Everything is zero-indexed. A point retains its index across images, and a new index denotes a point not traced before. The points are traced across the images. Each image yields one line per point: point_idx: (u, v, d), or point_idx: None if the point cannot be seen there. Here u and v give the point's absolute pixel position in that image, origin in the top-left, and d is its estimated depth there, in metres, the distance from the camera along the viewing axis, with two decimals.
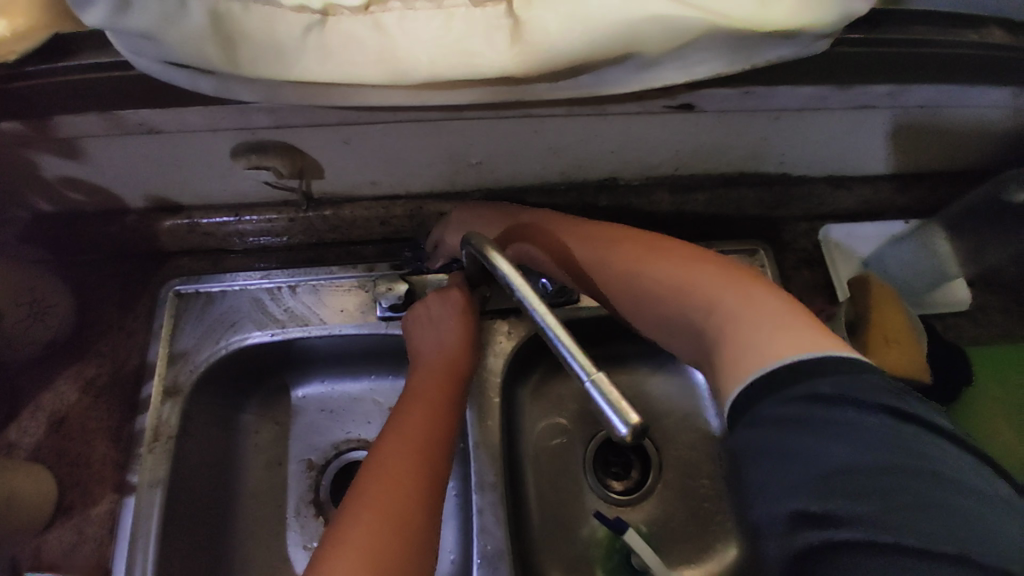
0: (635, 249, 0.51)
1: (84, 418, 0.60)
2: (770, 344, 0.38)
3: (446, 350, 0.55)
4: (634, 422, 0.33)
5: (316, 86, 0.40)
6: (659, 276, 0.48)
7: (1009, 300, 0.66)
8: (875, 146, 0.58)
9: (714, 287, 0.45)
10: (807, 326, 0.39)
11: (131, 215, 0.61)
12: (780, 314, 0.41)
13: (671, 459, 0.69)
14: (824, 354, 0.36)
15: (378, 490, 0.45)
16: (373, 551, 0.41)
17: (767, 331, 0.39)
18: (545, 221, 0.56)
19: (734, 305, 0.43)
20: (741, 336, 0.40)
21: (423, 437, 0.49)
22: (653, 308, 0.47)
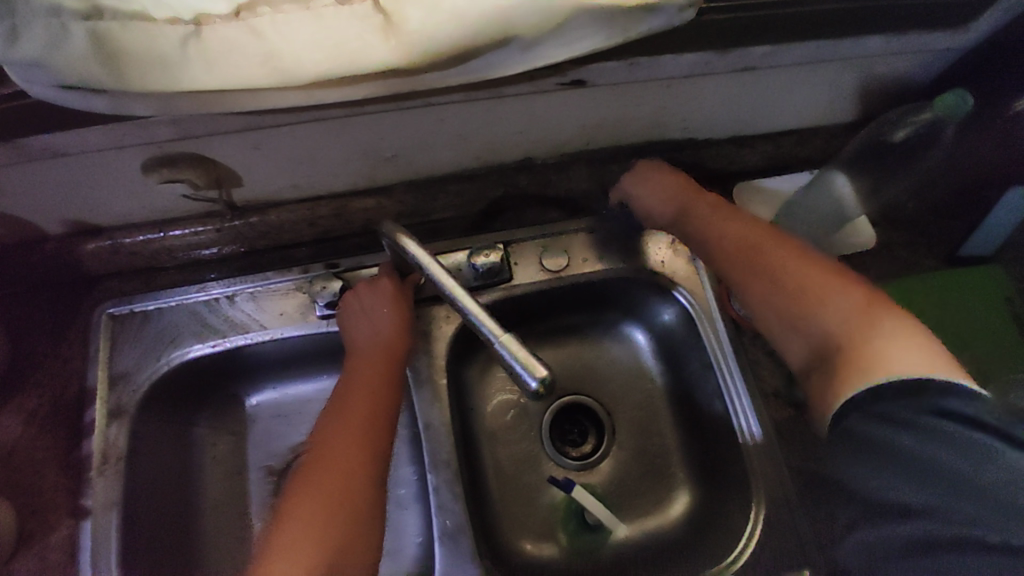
0: (768, 249, 0.58)
1: (31, 451, 0.60)
2: (895, 360, 0.48)
3: (381, 333, 0.57)
4: (541, 375, 0.38)
5: (209, 96, 0.41)
6: (794, 276, 0.55)
7: (912, 235, 0.71)
8: (767, 105, 0.62)
9: (848, 303, 0.53)
10: (931, 355, 0.48)
11: (52, 242, 0.61)
12: (897, 334, 0.50)
13: (623, 421, 0.72)
14: (931, 375, 0.46)
15: (322, 476, 0.48)
16: (320, 533, 0.46)
17: (916, 354, 0.48)
18: (705, 212, 0.61)
19: (860, 325, 0.51)
20: (858, 350, 0.50)
21: (363, 421, 0.52)
22: (793, 306, 0.55)
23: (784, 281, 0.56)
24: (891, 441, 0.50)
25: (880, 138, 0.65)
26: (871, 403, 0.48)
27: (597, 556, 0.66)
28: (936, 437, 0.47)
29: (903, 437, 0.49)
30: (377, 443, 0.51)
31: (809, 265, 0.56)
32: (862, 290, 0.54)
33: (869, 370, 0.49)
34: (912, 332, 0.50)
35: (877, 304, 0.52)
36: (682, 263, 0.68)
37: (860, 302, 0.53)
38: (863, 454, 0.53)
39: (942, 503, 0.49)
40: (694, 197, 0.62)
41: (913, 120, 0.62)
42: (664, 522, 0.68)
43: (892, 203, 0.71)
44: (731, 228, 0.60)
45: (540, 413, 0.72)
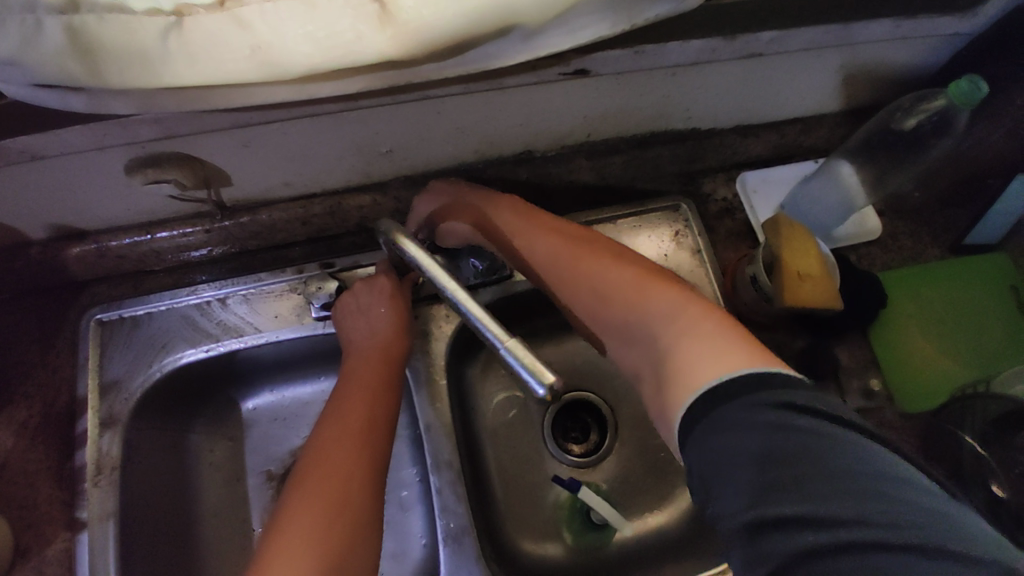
0: (585, 259, 0.52)
1: (23, 463, 0.58)
2: (692, 366, 0.40)
3: (379, 333, 0.56)
4: (550, 381, 0.36)
5: (195, 91, 0.39)
6: (608, 289, 0.50)
7: (916, 224, 0.70)
8: (775, 91, 0.60)
9: (656, 306, 0.46)
10: (729, 345, 0.40)
11: (35, 247, 0.58)
12: (701, 339, 0.42)
13: (626, 417, 0.71)
14: (725, 375, 0.38)
15: (322, 477, 0.46)
16: (320, 535, 0.43)
17: (710, 349, 0.40)
18: (511, 221, 0.56)
19: (670, 330, 0.44)
20: (670, 359, 0.43)
21: (363, 422, 0.50)
22: (611, 314, 0.49)
23: (599, 292, 0.50)
24: (771, 449, 0.34)
25: (892, 125, 0.62)
26: (705, 438, 0.37)
27: (600, 555, 0.65)
28: (834, 440, 0.34)
29: (798, 447, 0.34)
30: (378, 444, 0.49)
31: (616, 277, 0.50)
32: (671, 292, 0.47)
33: (678, 382, 0.41)
34: (716, 326, 0.42)
35: (688, 305, 0.45)
36: (686, 255, 0.65)
37: (670, 306, 0.46)
38: (769, 476, 0.35)
39: (840, 511, 0.33)
40: (492, 203, 0.57)
41: (924, 108, 0.59)
42: (668, 517, 0.67)
43: (898, 192, 0.70)
44: (545, 232, 0.55)
45: (540, 411, 0.71)
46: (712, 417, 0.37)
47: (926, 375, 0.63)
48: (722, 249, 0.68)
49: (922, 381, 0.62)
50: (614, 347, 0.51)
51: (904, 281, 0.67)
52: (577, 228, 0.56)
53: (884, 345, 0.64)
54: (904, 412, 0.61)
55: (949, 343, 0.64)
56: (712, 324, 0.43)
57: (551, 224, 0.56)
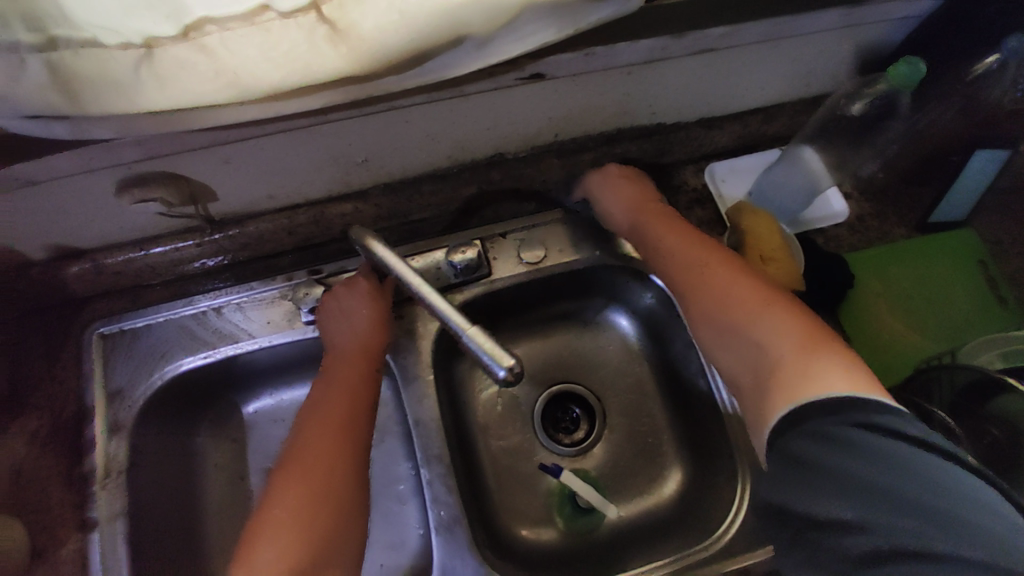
0: (704, 272, 0.56)
1: (35, 470, 0.61)
2: (814, 381, 0.44)
3: (358, 333, 0.59)
4: (510, 364, 0.42)
5: (173, 115, 0.42)
6: (729, 298, 0.54)
7: (883, 205, 0.72)
8: (733, 85, 0.62)
9: (780, 326, 0.50)
10: (843, 372, 0.44)
11: (37, 267, 0.62)
12: (823, 361, 0.45)
13: (613, 405, 0.74)
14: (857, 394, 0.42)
15: (306, 470, 0.50)
16: (306, 520, 0.47)
17: (828, 369, 0.44)
18: (655, 222, 0.62)
19: (790, 348, 0.48)
20: (788, 372, 0.47)
21: (344, 417, 0.54)
22: (727, 318, 0.53)
23: (721, 296, 0.54)
24: (801, 457, 0.42)
25: (837, 112, 0.65)
26: (799, 442, 0.43)
27: (590, 538, 0.68)
28: (855, 447, 0.40)
29: (823, 455, 0.41)
30: (358, 438, 0.53)
31: (737, 291, 0.54)
32: (794, 315, 0.50)
33: (794, 389, 0.45)
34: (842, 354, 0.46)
35: (808, 330, 0.49)
36: None
37: (793, 329, 0.49)
38: (801, 476, 0.42)
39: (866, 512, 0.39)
40: (647, 206, 0.63)
41: (869, 92, 0.62)
42: (656, 501, 0.69)
43: (863, 174, 0.72)
44: (676, 238, 0.60)
45: (529, 403, 0.73)
46: (826, 416, 0.42)
47: (895, 349, 0.65)
48: None
49: (892, 354, 0.65)
50: (712, 347, 0.55)
51: (873, 261, 0.69)
52: (699, 237, 0.59)
53: (853, 325, 0.66)
54: None
55: (918, 317, 0.67)
56: (834, 351, 0.46)
57: (680, 231, 0.60)
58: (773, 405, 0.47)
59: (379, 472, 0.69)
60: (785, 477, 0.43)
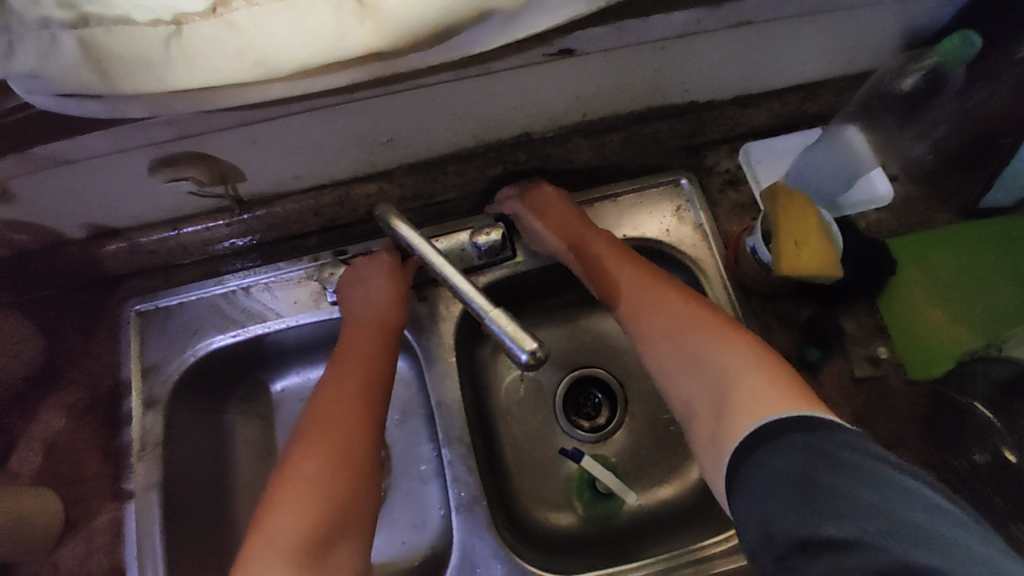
0: (661, 299, 0.55)
1: (74, 440, 0.63)
2: (761, 404, 0.42)
3: (377, 304, 0.60)
4: (532, 347, 0.41)
5: (201, 92, 0.42)
6: (678, 328, 0.52)
7: (930, 188, 0.68)
8: (772, 61, 0.59)
9: (730, 352, 0.48)
10: (781, 394, 0.42)
11: (75, 245, 0.64)
12: (771, 381, 0.44)
13: (637, 391, 0.73)
14: (807, 416, 0.40)
15: (326, 436, 0.51)
16: (323, 485, 0.48)
17: (763, 392, 0.43)
18: (597, 249, 0.61)
19: (737, 372, 0.46)
20: (736, 397, 0.45)
21: (360, 386, 0.55)
22: (672, 351, 0.52)
23: (665, 327, 0.53)
24: (788, 472, 0.37)
25: (882, 88, 0.61)
26: (786, 442, 0.39)
27: (611, 524, 0.67)
28: (848, 465, 0.35)
29: (844, 450, 0.36)
30: (376, 407, 0.54)
31: (688, 320, 0.52)
32: (747, 342, 0.48)
33: (743, 413, 0.43)
34: (774, 375, 0.44)
35: (754, 352, 0.47)
36: (688, 230, 0.66)
37: (743, 355, 0.47)
38: (795, 485, 0.36)
39: (865, 528, 0.33)
40: (585, 230, 0.62)
41: (916, 67, 0.58)
42: (679, 489, 0.68)
43: (910, 156, 0.68)
44: (620, 265, 0.59)
45: (552, 387, 0.73)
46: (778, 442, 0.39)
47: (938, 341, 0.62)
48: (725, 222, 0.68)
49: (928, 346, 0.61)
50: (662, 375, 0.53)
51: (916, 247, 0.65)
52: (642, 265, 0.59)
53: (893, 315, 0.63)
54: (911, 378, 0.61)
55: (961, 308, 0.63)
56: (784, 376, 0.44)
57: (623, 258, 0.60)
58: (723, 432, 0.44)
59: (402, 452, 0.70)
60: (773, 491, 0.37)
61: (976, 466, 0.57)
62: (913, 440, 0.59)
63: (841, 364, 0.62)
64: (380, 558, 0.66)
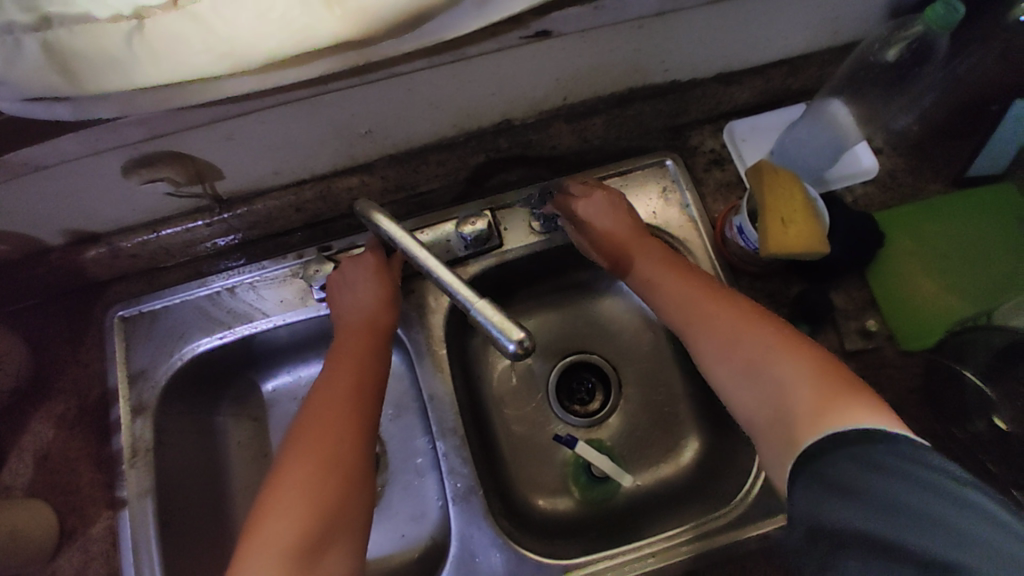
0: (704, 306, 0.54)
1: (65, 451, 0.63)
2: (832, 414, 0.42)
3: (365, 304, 0.59)
4: (518, 337, 0.41)
5: (168, 89, 0.41)
6: (726, 333, 0.51)
7: (916, 159, 0.68)
8: (752, 36, 0.58)
9: (791, 360, 0.47)
10: (860, 406, 0.41)
11: (54, 253, 0.63)
12: (843, 395, 0.43)
13: (630, 375, 0.73)
14: (878, 426, 0.39)
15: (314, 437, 0.50)
16: (312, 487, 0.48)
17: (839, 403, 0.42)
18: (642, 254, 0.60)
19: (804, 385, 0.45)
20: (804, 406, 0.44)
21: (349, 386, 0.54)
22: (731, 358, 0.50)
23: (721, 334, 0.51)
24: (833, 479, 0.38)
25: (869, 58, 0.59)
26: (837, 453, 0.39)
27: (609, 506, 0.68)
28: (893, 472, 0.36)
29: (889, 458, 0.37)
30: (366, 405, 0.54)
31: (736, 325, 0.51)
32: (805, 350, 0.48)
33: (817, 423, 0.42)
34: (846, 389, 0.44)
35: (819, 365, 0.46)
36: (675, 212, 0.66)
37: (804, 363, 0.46)
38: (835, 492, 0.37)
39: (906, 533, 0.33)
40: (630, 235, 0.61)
41: (902, 35, 0.57)
42: (676, 469, 0.68)
43: (896, 127, 0.68)
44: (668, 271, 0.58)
45: (545, 375, 0.73)
46: (850, 451, 0.38)
47: (931, 312, 0.61)
48: (712, 201, 0.68)
49: (920, 316, 0.61)
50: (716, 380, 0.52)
51: (903, 219, 0.65)
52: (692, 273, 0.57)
53: (883, 287, 0.63)
54: (903, 349, 0.61)
55: (953, 277, 0.63)
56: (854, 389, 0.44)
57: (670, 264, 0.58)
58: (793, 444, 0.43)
59: (397, 447, 0.70)
60: (817, 496, 0.38)
61: (973, 433, 0.58)
62: (906, 410, 0.60)
63: (831, 339, 0.62)
64: (379, 553, 0.66)
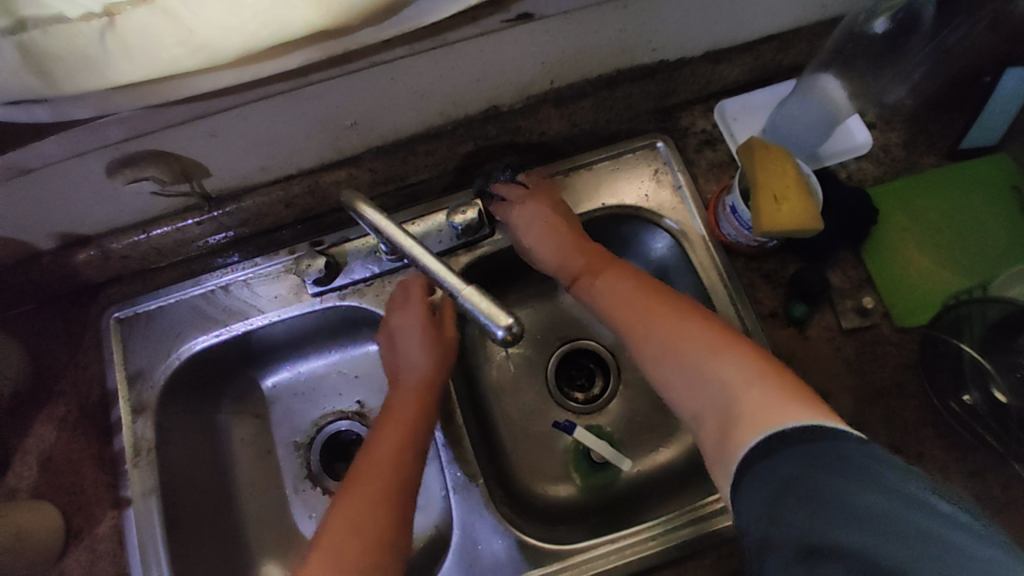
0: (649, 304, 0.53)
1: (67, 452, 0.63)
2: (763, 414, 0.40)
3: (415, 362, 0.59)
4: (507, 323, 0.41)
5: (145, 87, 0.41)
6: (665, 331, 0.50)
7: (911, 132, 0.67)
8: (740, 12, 0.57)
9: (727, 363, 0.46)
10: (789, 404, 0.40)
11: (47, 257, 0.63)
12: (772, 393, 0.41)
13: (628, 360, 0.73)
14: (818, 423, 0.37)
15: (356, 500, 0.50)
16: (347, 551, 0.47)
17: (769, 402, 0.41)
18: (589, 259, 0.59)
19: (733, 383, 0.44)
20: (737, 408, 0.42)
21: (399, 445, 0.54)
22: (668, 364, 0.49)
23: (659, 338, 0.51)
24: (808, 458, 0.36)
25: (857, 30, 0.58)
26: (806, 442, 0.37)
27: (612, 491, 0.68)
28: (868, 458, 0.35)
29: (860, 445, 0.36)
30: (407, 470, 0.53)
31: (679, 327, 0.50)
32: (747, 352, 0.46)
33: (745, 428, 0.40)
34: (776, 385, 0.42)
35: (751, 360, 0.45)
36: (667, 194, 0.65)
37: (743, 364, 0.45)
38: (813, 470, 0.35)
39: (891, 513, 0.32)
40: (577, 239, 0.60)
41: (890, 4, 0.55)
42: (677, 452, 0.68)
43: (889, 100, 0.67)
44: (614, 277, 0.57)
45: (543, 363, 0.73)
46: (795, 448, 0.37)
47: (925, 286, 0.61)
48: (704, 182, 0.67)
49: (916, 291, 0.61)
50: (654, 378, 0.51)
51: (897, 194, 0.65)
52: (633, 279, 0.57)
53: (878, 264, 0.63)
54: (899, 325, 0.61)
55: (947, 251, 0.63)
56: (788, 384, 0.42)
57: (614, 273, 0.58)
58: (728, 448, 0.42)
59: None
60: (793, 476, 0.36)
61: (970, 407, 0.57)
62: (905, 386, 0.59)
63: (828, 317, 0.62)
64: None
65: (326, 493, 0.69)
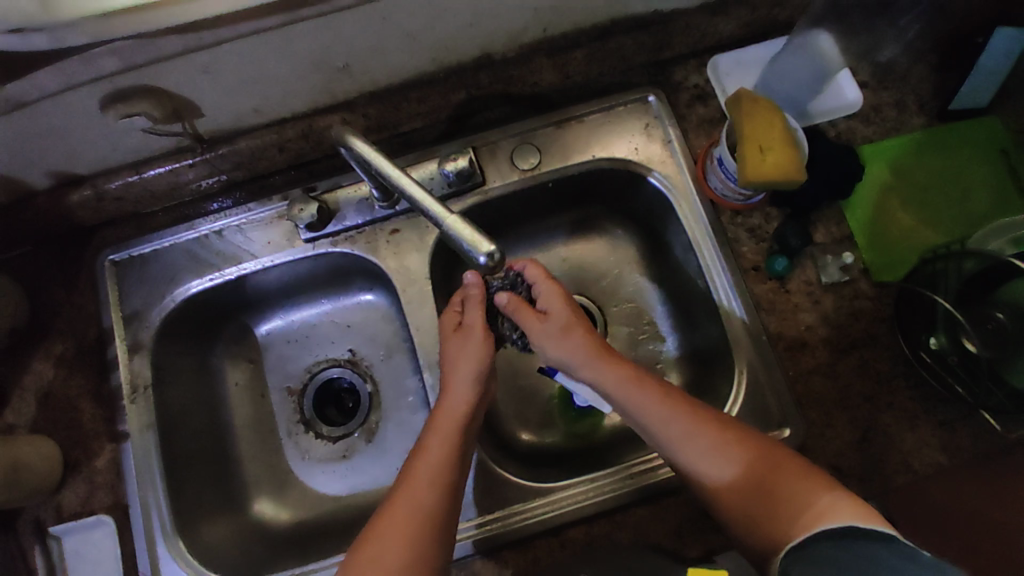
0: (684, 412, 0.55)
1: (64, 389, 0.65)
2: (830, 512, 0.46)
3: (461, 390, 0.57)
4: (488, 249, 0.42)
5: (142, 13, 0.42)
6: (710, 436, 0.54)
7: (903, 93, 0.67)
8: None
9: (776, 465, 0.52)
10: (850, 507, 0.46)
11: (41, 196, 0.63)
12: (832, 496, 0.48)
13: (614, 313, 0.73)
14: (868, 523, 0.43)
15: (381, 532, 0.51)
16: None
17: (828, 505, 0.47)
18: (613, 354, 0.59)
19: (790, 486, 0.50)
20: (793, 501, 0.49)
21: (432, 481, 0.53)
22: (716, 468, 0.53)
23: (703, 444, 0.54)
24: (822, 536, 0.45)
25: None
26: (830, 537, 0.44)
27: (594, 438, 0.70)
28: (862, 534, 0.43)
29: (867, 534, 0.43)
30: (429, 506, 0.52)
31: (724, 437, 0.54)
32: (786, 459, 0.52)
33: (804, 523, 0.47)
34: (826, 487, 0.48)
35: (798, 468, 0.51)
36: (657, 148, 0.67)
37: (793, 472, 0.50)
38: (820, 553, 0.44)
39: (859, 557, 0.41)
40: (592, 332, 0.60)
41: None
42: None
43: (881, 60, 0.67)
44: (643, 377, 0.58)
45: None
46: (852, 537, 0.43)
47: (902, 245, 0.63)
48: (695, 137, 0.67)
49: (894, 249, 0.63)
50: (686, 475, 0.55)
51: (884, 153, 0.65)
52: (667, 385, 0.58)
53: (859, 221, 0.64)
54: (874, 281, 0.62)
55: (927, 212, 0.64)
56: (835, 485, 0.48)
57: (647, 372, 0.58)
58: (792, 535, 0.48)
59: (390, 386, 0.72)
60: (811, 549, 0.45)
61: (938, 353, 0.57)
62: (879, 339, 0.61)
63: (809, 272, 0.63)
64: (373, 480, 0.69)
65: (318, 437, 0.72)
